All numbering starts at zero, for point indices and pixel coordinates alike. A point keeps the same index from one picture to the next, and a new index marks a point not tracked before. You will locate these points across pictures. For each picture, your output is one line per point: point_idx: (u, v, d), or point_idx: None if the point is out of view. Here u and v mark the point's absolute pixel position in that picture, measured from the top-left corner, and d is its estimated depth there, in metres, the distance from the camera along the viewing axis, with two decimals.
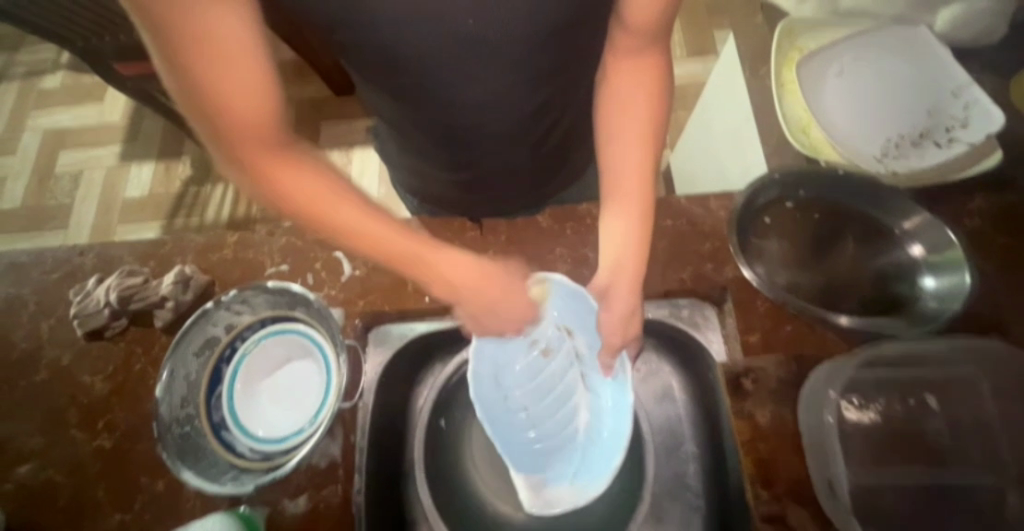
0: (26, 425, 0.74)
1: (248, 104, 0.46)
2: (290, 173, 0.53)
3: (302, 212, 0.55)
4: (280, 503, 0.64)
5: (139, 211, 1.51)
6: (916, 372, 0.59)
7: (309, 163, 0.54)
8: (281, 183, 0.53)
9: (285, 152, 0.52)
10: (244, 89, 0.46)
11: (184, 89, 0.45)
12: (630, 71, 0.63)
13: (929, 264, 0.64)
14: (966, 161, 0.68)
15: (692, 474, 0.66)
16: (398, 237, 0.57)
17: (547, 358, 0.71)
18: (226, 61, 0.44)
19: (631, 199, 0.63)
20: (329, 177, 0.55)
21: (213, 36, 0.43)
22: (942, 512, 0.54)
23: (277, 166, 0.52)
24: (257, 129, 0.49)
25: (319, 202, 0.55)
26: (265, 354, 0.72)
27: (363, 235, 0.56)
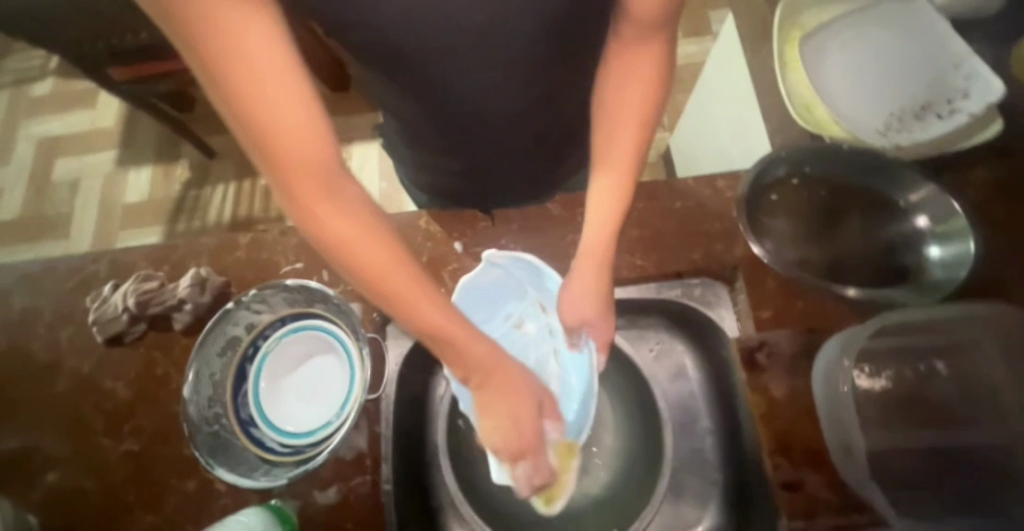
0: (53, 432, 0.75)
1: (303, 139, 0.48)
2: (332, 215, 0.53)
3: (347, 260, 0.54)
4: (311, 495, 0.66)
5: (140, 217, 1.51)
6: (925, 338, 0.61)
7: (353, 210, 0.54)
8: (327, 227, 0.53)
9: (331, 193, 0.52)
10: (296, 124, 0.47)
11: (245, 124, 0.46)
12: (634, 58, 0.63)
13: (935, 234, 0.66)
14: (967, 131, 0.69)
15: (709, 447, 0.68)
16: (429, 303, 0.56)
17: (522, 329, 0.73)
18: (285, 98, 0.46)
19: (610, 183, 0.65)
20: (370, 222, 0.54)
21: (268, 68, 0.45)
22: (952, 471, 0.56)
23: (323, 210, 0.52)
24: (306, 168, 0.50)
25: (361, 248, 0.54)
26: (287, 352, 0.73)
27: (387, 283, 0.55)
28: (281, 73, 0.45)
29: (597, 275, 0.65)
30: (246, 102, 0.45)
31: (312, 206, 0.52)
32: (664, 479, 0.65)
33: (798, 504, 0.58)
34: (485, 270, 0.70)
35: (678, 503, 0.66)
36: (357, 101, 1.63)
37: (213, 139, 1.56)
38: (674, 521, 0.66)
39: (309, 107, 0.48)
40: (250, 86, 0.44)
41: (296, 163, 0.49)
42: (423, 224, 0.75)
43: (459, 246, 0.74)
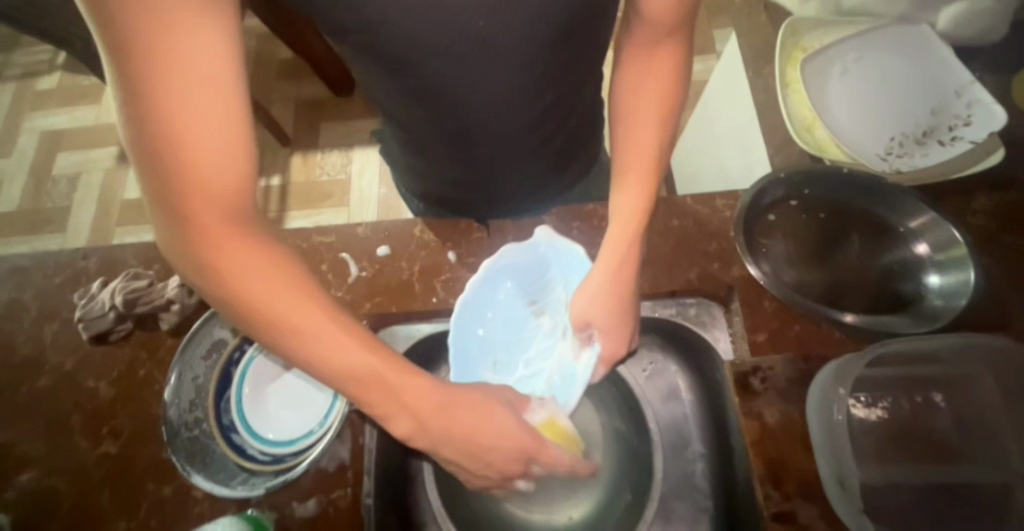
0: (31, 431, 0.73)
1: (214, 169, 0.44)
2: (230, 243, 0.48)
3: (235, 293, 0.49)
4: (290, 507, 0.63)
5: (138, 213, 1.50)
6: (924, 370, 0.60)
7: (257, 242, 0.49)
8: (218, 255, 0.48)
9: (235, 223, 0.48)
10: (212, 153, 0.43)
11: (156, 142, 0.42)
12: (644, 61, 0.64)
13: (934, 262, 0.65)
14: (969, 158, 0.69)
15: (699, 472, 0.67)
16: (337, 345, 0.50)
17: (541, 318, 0.70)
18: (200, 118, 0.42)
19: (631, 180, 0.64)
20: (278, 258, 0.50)
21: (191, 90, 0.41)
22: (946, 507, 0.55)
23: (218, 235, 0.47)
24: (212, 192, 0.45)
25: (258, 288, 0.49)
26: (274, 357, 0.72)
27: (281, 319, 0.49)
28: (204, 84, 0.41)
29: (614, 275, 0.62)
30: (157, 115, 0.41)
31: (216, 237, 0.47)
32: (651, 505, 0.65)
33: None
34: (529, 246, 0.69)
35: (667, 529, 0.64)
36: (359, 106, 1.63)
37: None
38: None
39: (232, 135, 0.44)
40: (168, 106, 0.41)
41: (201, 190, 0.45)
42: (416, 232, 0.74)
43: (451, 255, 0.73)
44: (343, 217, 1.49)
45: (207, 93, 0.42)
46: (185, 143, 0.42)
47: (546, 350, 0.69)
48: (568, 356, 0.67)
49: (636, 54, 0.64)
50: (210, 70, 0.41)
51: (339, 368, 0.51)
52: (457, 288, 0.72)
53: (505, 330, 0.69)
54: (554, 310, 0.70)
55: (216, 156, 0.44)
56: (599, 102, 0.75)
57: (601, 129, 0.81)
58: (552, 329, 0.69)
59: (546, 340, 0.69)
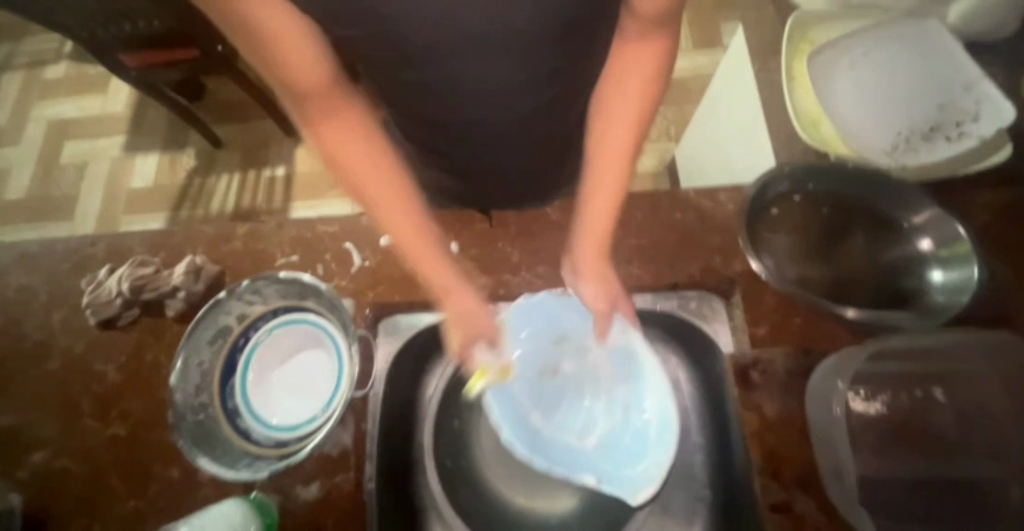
0: (41, 414, 0.75)
1: (311, 78, 0.55)
2: (336, 134, 0.60)
3: (346, 176, 0.62)
4: (294, 490, 0.65)
5: (145, 202, 1.51)
6: (925, 365, 0.60)
7: (351, 124, 0.61)
8: (332, 144, 0.61)
9: (336, 112, 0.59)
10: (303, 68, 0.54)
11: (267, 64, 0.53)
12: (631, 53, 0.61)
13: (939, 258, 0.64)
14: (976, 154, 0.68)
15: (699, 464, 0.65)
16: (402, 215, 0.63)
17: (559, 371, 0.69)
18: (291, 45, 0.52)
19: (599, 178, 0.65)
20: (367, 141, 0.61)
21: (275, 29, 0.51)
22: (942, 501, 0.55)
23: (328, 127, 0.60)
24: (315, 87, 0.56)
25: (359, 166, 0.61)
26: (278, 345, 0.72)
27: (370, 192, 0.62)
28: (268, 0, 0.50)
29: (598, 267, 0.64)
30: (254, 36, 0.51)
31: (323, 128, 0.60)
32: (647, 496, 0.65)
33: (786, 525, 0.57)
34: (509, 327, 0.65)
35: (664, 519, 0.64)
36: None
37: (221, 129, 1.56)
38: None
39: (313, 52, 0.54)
40: (271, 42, 0.51)
41: (304, 90, 0.56)
42: None
43: (455, 246, 0.73)
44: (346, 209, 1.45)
45: (273, 11, 0.50)
46: (280, 54, 0.52)
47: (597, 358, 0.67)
48: (608, 354, 0.66)
49: (629, 45, 0.61)
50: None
51: (404, 236, 0.63)
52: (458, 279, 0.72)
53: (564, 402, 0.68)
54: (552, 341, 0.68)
55: (304, 71, 0.54)
56: None
57: None
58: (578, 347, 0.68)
59: (583, 375, 0.69)
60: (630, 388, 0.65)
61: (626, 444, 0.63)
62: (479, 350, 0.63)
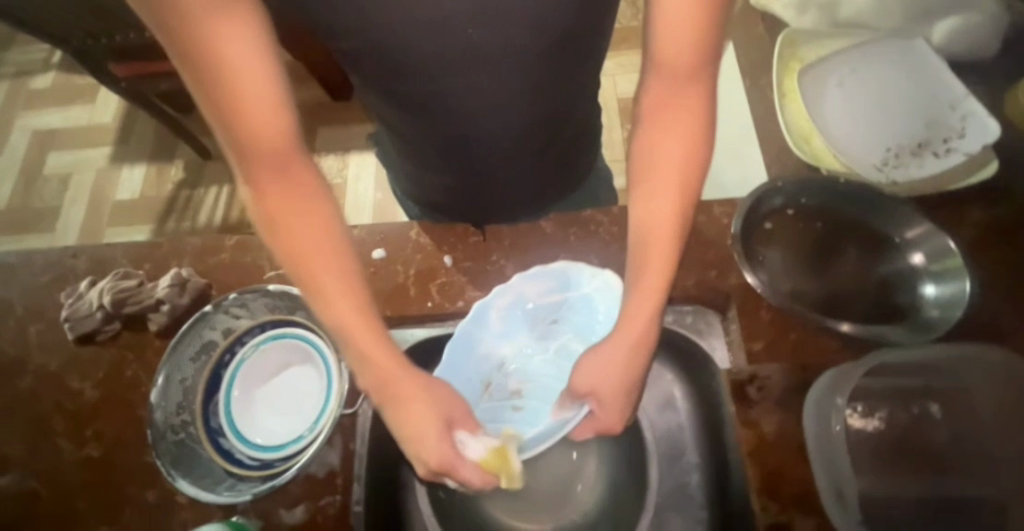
0: (13, 433, 0.72)
1: (271, 133, 0.51)
2: (291, 205, 0.55)
3: (294, 253, 0.56)
4: (276, 514, 0.62)
5: (130, 214, 1.48)
6: (922, 380, 0.60)
7: (301, 193, 0.56)
8: (280, 214, 0.55)
9: (286, 180, 0.55)
10: (269, 122, 0.50)
11: (223, 117, 0.49)
12: (666, 101, 0.58)
13: (930, 273, 0.65)
14: (965, 169, 0.69)
15: (696, 483, 0.64)
16: (346, 302, 0.56)
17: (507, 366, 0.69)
18: (253, 95, 0.48)
19: (657, 231, 0.59)
20: (320, 211, 0.57)
21: (245, 77, 0.47)
22: (943, 518, 0.55)
23: (277, 195, 0.55)
24: (270, 148, 0.52)
25: (309, 242, 0.56)
26: (264, 360, 0.70)
27: (317, 274, 0.56)
28: (248, 63, 0.47)
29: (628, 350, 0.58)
30: (219, 89, 0.47)
31: (267, 191, 0.54)
32: (646, 517, 0.63)
33: None
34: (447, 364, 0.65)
35: None
36: (357, 110, 1.63)
37: (210, 141, 1.54)
38: None
39: (279, 108, 0.50)
40: (231, 91, 0.47)
41: (260, 150, 0.52)
42: (413, 235, 0.74)
43: (448, 259, 0.72)
44: None
45: (252, 73, 0.47)
46: (244, 112, 0.49)
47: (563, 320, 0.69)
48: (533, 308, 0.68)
49: (663, 87, 0.58)
50: (249, 55, 0.47)
51: (346, 327, 0.56)
52: (451, 293, 0.71)
53: (518, 371, 0.69)
54: (513, 306, 0.67)
55: (267, 125, 0.50)
56: (597, 109, 0.76)
57: (600, 136, 0.81)
58: (541, 310, 0.68)
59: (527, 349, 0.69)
60: (581, 332, 0.69)
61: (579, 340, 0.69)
62: (465, 439, 0.57)
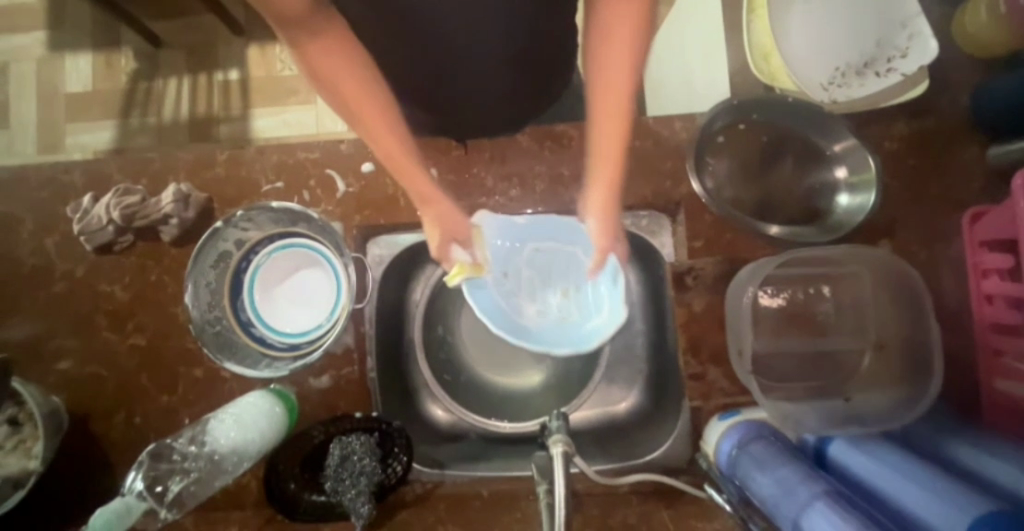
0: (61, 330, 0.83)
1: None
2: (343, 69, 0.56)
3: (348, 108, 0.59)
4: (307, 382, 0.79)
5: (88, 109, 1.41)
6: (819, 269, 0.76)
7: (341, 53, 0.56)
8: (328, 77, 0.56)
9: (331, 45, 0.55)
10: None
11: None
12: None
13: (849, 183, 0.77)
14: (899, 90, 0.76)
15: (639, 344, 0.87)
16: (389, 143, 0.61)
17: (546, 312, 0.78)
18: None
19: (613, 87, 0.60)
20: (360, 68, 0.57)
21: None
22: (816, 367, 0.75)
23: (324, 63, 0.55)
24: (298, 15, 0.51)
25: (353, 92, 0.57)
26: (277, 266, 0.80)
27: (371, 124, 0.59)
28: None
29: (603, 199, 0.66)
30: None
31: (310, 52, 0.55)
32: (598, 367, 0.86)
33: (698, 389, 0.75)
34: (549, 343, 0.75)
35: (610, 386, 0.87)
36: None
37: (156, 25, 1.41)
38: (604, 398, 0.87)
39: None
40: None
41: (291, 19, 0.52)
42: None
43: (433, 172, 0.80)
44: (311, 116, 1.37)
45: None
46: None
47: (512, 257, 0.77)
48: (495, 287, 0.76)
49: None
50: None
51: (392, 161, 0.62)
52: None
53: (544, 295, 0.78)
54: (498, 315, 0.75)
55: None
56: None
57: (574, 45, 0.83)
58: (499, 277, 0.76)
59: (540, 295, 0.78)
60: (516, 249, 0.78)
61: (518, 247, 0.78)
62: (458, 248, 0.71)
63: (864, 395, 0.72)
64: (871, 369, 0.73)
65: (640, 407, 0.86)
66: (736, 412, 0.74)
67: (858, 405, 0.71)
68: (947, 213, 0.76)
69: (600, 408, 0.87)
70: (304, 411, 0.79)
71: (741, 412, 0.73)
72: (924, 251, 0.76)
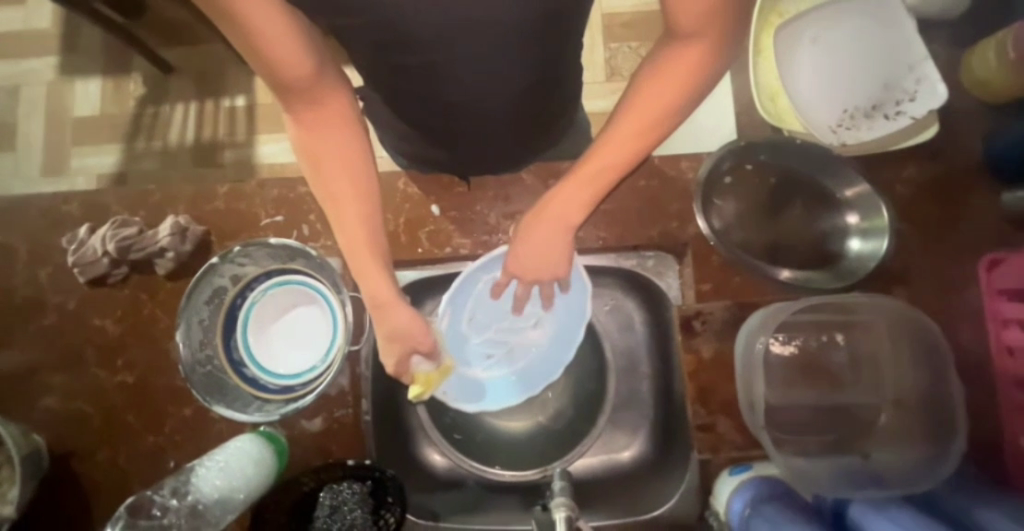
0: (48, 363, 0.80)
1: (297, 72, 0.55)
2: (333, 150, 0.61)
3: (325, 184, 0.62)
4: (299, 423, 0.76)
5: (94, 133, 1.41)
6: (837, 317, 0.72)
7: (344, 134, 0.61)
8: (319, 151, 0.61)
9: (333, 122, 0.60)
10: (293, 60, 0.53)
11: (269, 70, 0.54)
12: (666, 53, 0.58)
13: (860, 229, 0.75)
14: (910, 133, 0.76)
15: (645, 387, 0.83)
16: (357, 232, 0.63)
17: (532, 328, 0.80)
18: (280, 46, 0.52)
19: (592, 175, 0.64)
20: (352, 149, 0.62)
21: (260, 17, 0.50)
22: (831, 420, 0.71)
23: (319, 135, 0.60)
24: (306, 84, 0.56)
25: (332, 166, 0.61)
26: (273, 302, 0.78)
27: (339, 206, 0.62)
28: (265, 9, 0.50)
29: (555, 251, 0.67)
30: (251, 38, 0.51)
31: (307, 125, 0.60)
32: (603, 414, 0.80)
33: (706, 441, 0.72)
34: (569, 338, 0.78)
35: (614, 431, 0.83)
36: None
37: (167, 51, 1.42)
38: (608, 444, 0.83)
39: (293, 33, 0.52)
40: (257, 43, 0.51)
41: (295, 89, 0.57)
42: (401, 185, 0.78)
43: (435, 209, 0.78)
44: None
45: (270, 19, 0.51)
46: (278, 59, 0.53)
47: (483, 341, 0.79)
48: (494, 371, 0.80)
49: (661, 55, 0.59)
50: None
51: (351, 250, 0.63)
52: (441, 239, 0.78)
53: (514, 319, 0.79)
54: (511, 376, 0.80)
55: (291, 65, 0.54)
56: None
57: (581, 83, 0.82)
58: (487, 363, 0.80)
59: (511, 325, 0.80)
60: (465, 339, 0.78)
61: (459, 334, 0.78)
62: (416, 359, 0.67)
63: (883, 451, 0.68)
64: (889, 424, 0.70)
65: (646, 454, 0.82)
66: (747, 466, 0.70)
67: (876, 461, 0.68)
68: (965, 261, 0.73)
69: (603, 455, 0.83)
70: (294, 455, 0.76)
71: (753, 467, 0.70)
72: (942, 300, 0.73)
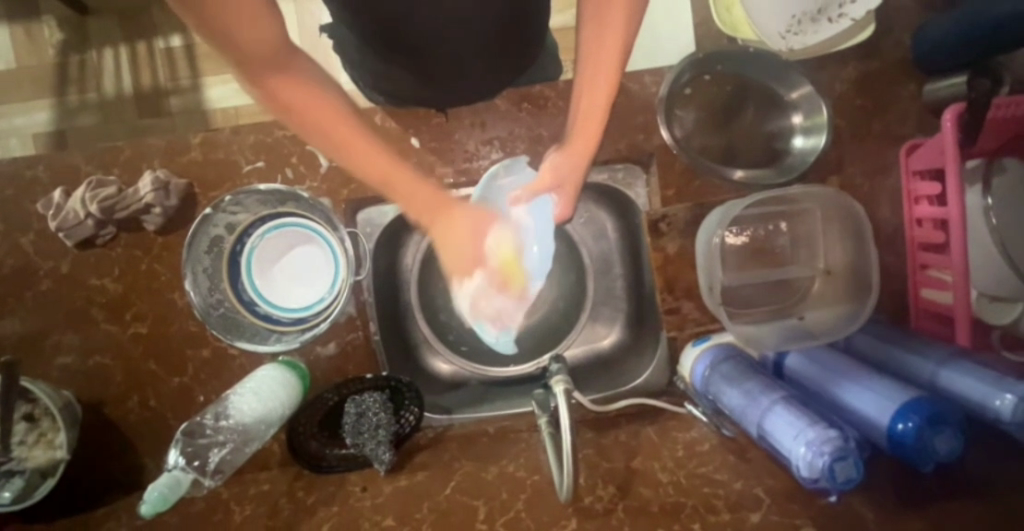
0: (55, 326, 0.83)
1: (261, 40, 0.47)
2: (333, 114, 0.52)
3: (346, 150, 0.54)
4: (315, 351, 0.83)
5: (17, 88, 1.29)
6: (776, 207, 0.84)
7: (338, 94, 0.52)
8: (318, 119, 0.52)
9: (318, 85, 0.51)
10: (250, 22, 0.45)
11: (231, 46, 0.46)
12: None
13: (803, 127, 0.84)
14: (848, 34, 0.82)
15: (619, 285, 0.95)
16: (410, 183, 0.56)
17: None
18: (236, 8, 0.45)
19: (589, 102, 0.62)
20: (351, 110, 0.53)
21: None
22: (774, 293, 0.84)
23: (309, 101, 0.51)
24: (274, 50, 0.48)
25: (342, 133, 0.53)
26: (272, 245, 0.82)
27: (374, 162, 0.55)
28: None
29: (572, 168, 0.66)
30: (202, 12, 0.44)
31: (293, 94, 0.51)
32: (584, 311, 0.94)
33: (674, 322, 0.84)
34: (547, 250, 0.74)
35: (595, 326, 0.96)
36: None
37: None
38: (590, 336, 0.96)
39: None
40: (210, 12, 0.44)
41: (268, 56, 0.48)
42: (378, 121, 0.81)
43: (416, 141, 0.82)
44: None
45: None
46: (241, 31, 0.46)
47: None
48: None
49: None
50: None
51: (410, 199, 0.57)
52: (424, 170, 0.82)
53: None
54: None
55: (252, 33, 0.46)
56: None
57: None
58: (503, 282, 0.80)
59: None
60: None
61: None
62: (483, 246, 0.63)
63: (816, 311, 0.82)
64: (821, 290, 0.83)
65: (622, 340, 0.96)
66: (706, 338, 0.83)
67: (810, 320, 0.82)
68: (890, 147, 0.84)
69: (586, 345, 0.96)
70: (315, 378, 0.84)
71: (712, 337, 0.83)
72: (869, 184, 0.84)
